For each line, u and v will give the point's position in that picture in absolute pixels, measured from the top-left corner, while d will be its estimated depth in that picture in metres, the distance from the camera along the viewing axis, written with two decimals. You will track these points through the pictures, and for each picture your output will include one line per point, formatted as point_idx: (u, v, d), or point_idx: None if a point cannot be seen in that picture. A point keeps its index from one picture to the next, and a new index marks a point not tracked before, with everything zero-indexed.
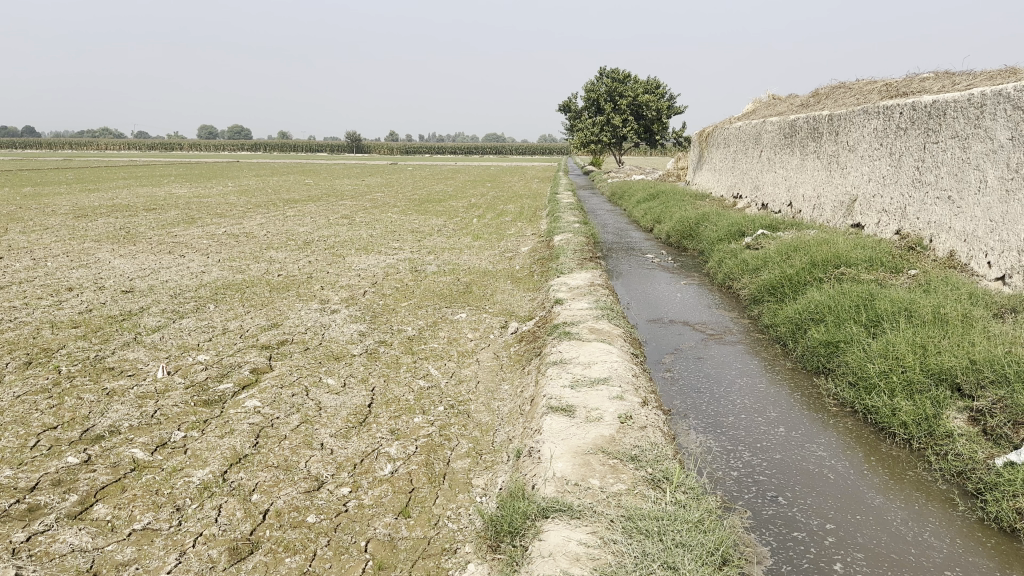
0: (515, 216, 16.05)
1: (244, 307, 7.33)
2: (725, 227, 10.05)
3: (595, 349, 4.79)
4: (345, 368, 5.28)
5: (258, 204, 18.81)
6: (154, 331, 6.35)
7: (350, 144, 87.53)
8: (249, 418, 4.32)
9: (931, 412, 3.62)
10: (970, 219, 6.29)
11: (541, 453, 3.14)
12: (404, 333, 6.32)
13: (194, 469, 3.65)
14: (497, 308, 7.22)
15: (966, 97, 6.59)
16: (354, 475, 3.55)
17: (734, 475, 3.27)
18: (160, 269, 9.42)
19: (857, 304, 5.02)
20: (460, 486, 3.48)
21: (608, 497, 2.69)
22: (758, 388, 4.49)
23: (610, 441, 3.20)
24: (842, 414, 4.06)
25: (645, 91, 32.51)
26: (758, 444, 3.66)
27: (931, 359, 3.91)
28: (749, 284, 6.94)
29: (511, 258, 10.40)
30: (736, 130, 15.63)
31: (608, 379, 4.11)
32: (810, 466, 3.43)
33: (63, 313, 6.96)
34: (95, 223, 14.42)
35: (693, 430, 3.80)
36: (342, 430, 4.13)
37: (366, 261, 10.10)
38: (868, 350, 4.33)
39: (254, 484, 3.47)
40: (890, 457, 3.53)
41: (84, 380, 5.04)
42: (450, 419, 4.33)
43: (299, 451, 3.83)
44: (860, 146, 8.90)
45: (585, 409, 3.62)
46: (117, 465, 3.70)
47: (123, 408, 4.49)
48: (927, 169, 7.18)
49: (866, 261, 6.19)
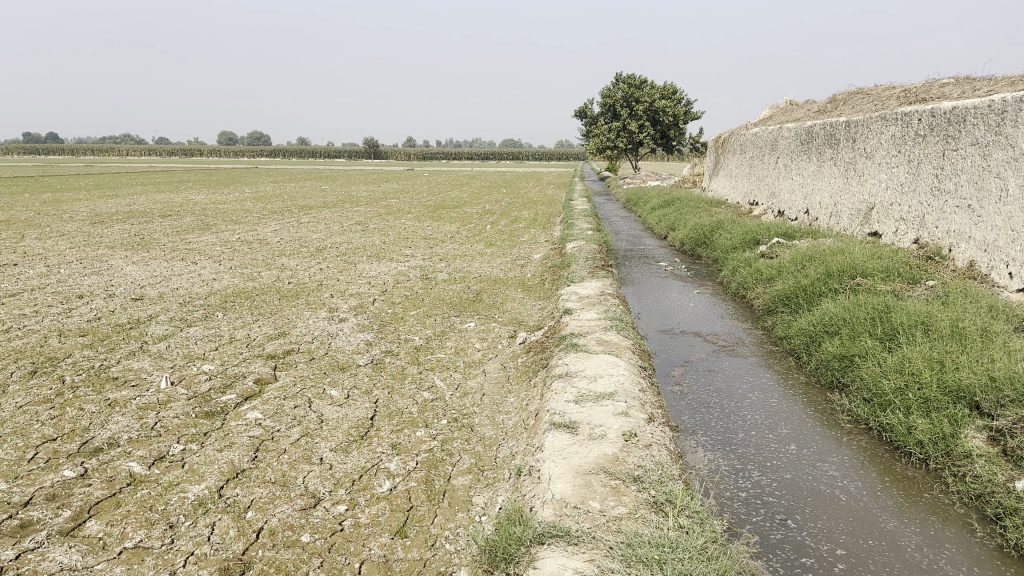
0: (529, 223, 15.97)
1: (252, 315, 7.29)
2: (740, 235, 9.91)
3: (602, 362, 4.69)
4: (349, 379, 5.21)
5: (273, 211, 18.87)
6: (160, 340, 6.32)
7: (368, 150, 88.05)
8: (249, 431, 4.26)
9: (948, 431, 3.49)
10: (991, 228, 6.13)
11: (541, 473, 3.04)
12: (411, 342, 6.25)
13: (190, 484, 3.59)
14: (506, 318, 7.14)
15: (987, 103, 6.44)
16: (352, 492, 3.48)
17: (742, 497, 3.16)
18: (172, 276, 9.41)
19: (873, 317, 4.89)
20: (459, 504, 3.39)
21: (608, 521, 2.59)
22: (770, 404, 4.37)
23: (612, 461, 3.10)
24: (856, 431, 3.94)
25: (662, 97, 32.34)
26: (768, 462, 3.54)
27: (948, 376, 3.78)
28: (763, 294, 6.81)
29: (523, 265, 10.32)
30: (752, 136, 15.46)
31: (614, 393, 4.01)
32: (821, 486, 3.31)
33: (73, 321, 6.95)
34: (111, 229, 14.49)
35: (701, 447, 3.69)
36: (342, 444, 4.05)
37: (377, 268, 10.06)
38: (884, 365, 4.20)
39: (249, 501, 3.41)
40: (906, 477, 3.41)
41: (87, 390, 5.01)
42: (453, 433, 4.24)
43: (298, 466, 3.77)
44: (878, 153, 8.74)
45: (588, 426, 3.52)
46: (113, 479, 3.65)
47: (123, 420, 4.44)
48: (946, 177, 7.03)
49: (883, 271, 6.04)
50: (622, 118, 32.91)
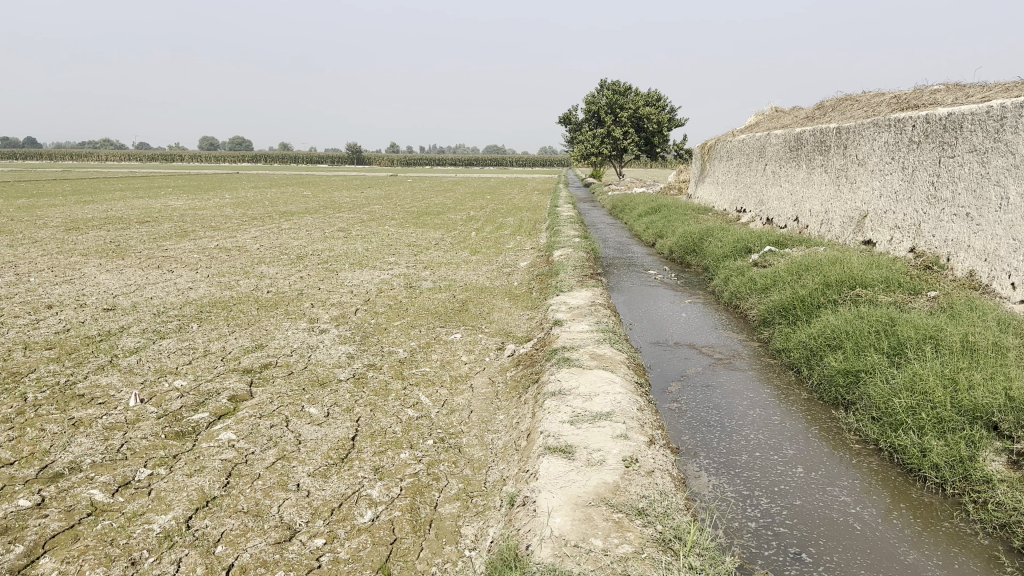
0: (514, 230, 15.75)
1: (229, 326, 7.00)
2: (730, 243, 9.72)
3: (596, 379, 4.46)
4: (330, 396, 4.95)
5: (253, 217, 18.56)
6: (130, 353, 6.03)
7: (350, 157, 87.81)
8: (222, 454, 3.99)
9: (966, 454, 3.28)
10: (991, 237, 5.97)
11: (536, 505, 2.81)
12: (395, 355, 6.00)
13: (156, 515, 3.32)
14: (493, 328, 6.90)
15: (984, 109, 6.29)
16: (330, 523, 3.22)
17: (751, 527, 2.94)
18: (146, 285, 9.10)
19: (877, 330, 4.69)
20: (447, 536, 3.16)
21: (612, 563, 2.36)
22: (773, 422, 4.15)
23: (613, 491, 2.87)
24: (865, 452, 3.73)
25: (647, 103, 32.21)
26: (776, 487, 3.33)
27: (963, 394, 3.58)
28: (758, 305, 6.61)
29: (509, 273, 10.09)
30: (739, 142, 15.31)
31: (611, 413, 3.78)
32: (833, 514, 3.09)
33: (39, 333, 6.64)
34: (86, 236, 14.11)
35: (704, 471, 3.47)
36: (321, 467, 3.80)
37: (359, 277, 9.79)
38: (893, 382, 3.99)
39: (220, 533, 3.15)
40: (923, 504, 3.20)
41: (50, 408, 4.71)
42: (440, 455, 3.99)
43: (273, 493, 3.51)
44: (870, 160, 8.60)
45: (586, 451, 3.29)
46: (73, 508, 3.38)
47: (86, 442, 4.15)
48: (942, 185, 6.88)
49: (882, 282, 5.86)
50: (607, 125, 32.83)
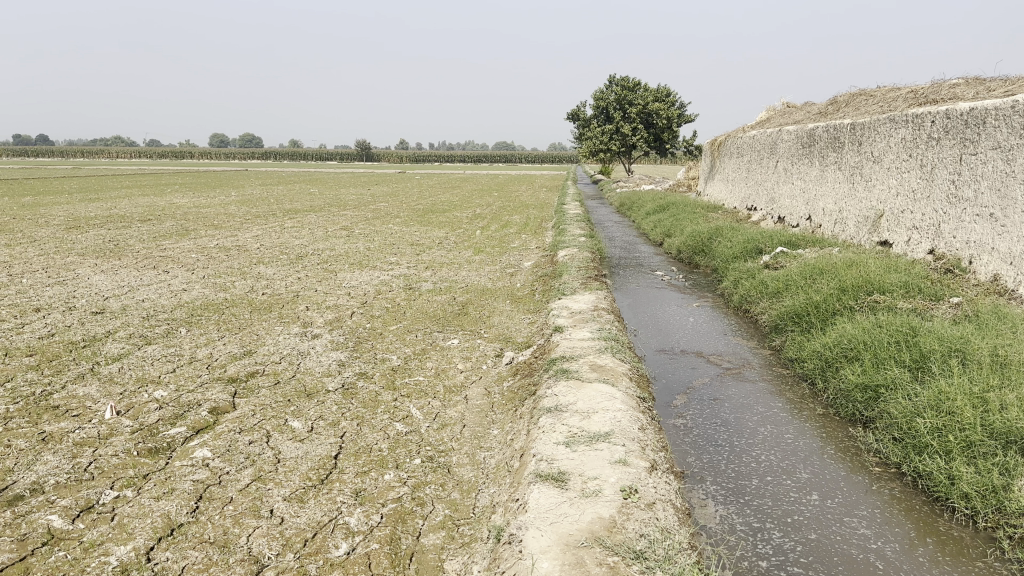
0: (520, 228, 15.46)
1: (218, 331, 6.74)
2: (740, 243, 9.41)
3: (596, 393, 4.17)
4: (315, 408, 4.68)
5: (256, 214, 18.35)
6: (113, 360, 5.78)
7: (359, 153, 87.75)
8: (193, 474, 3.73)
9: (999, 483, 2.97)
10: (1017, 239, 5.64)
11: (522, 545, 2.53)
12: (388, 363, 5.73)
13: (115, 545, 3.06)
14: (492, 333, 6.63)
15: (1009, 104, 5.96)
16: (301, 556, 2.95)
17: (762, 568, 2.66)
18: (139, 287, 8.86)
19: (898, 341, 4.38)
20: (429, 572, 2.89)
21: None
22: (785, 441, 3.85)
23: (609, 529, 2.58)
24: (887, 477, 3.44)
25: (656, 99, 31.88)
26: (789, 518, 3.04)
27: (995, 415, 3.27)
28: (769, 310, 6.31)
29: (512, 274, 9.82)
30: (750, 139, 14.97)
31: (610, 434, 3.50)
32: (853, 551, 2.79)
33: (22, 338, 6.39)
34: (87, 235, 13.91)
35: (712, 501, 3.19)
36: (298, 490, 3.53)
37: (358, 278, 9.54)
38: (916, 400, 3.69)
39: (181, 567, 2.89)
40: (952, 538, 2.90)
41: (20, 422, 4.45)
42: (427, 476, 3.72)
43: (242, 520, 3.25)
44: (886, 157, 8.28)
45: (581, 478, 3.01)
46: (27, 538, 3.12)
47: (52, 460, 3.90)
48: (963, 183, 6.57)
49: (901, 287, 5.55)
50: (616, 121, 32.53)
